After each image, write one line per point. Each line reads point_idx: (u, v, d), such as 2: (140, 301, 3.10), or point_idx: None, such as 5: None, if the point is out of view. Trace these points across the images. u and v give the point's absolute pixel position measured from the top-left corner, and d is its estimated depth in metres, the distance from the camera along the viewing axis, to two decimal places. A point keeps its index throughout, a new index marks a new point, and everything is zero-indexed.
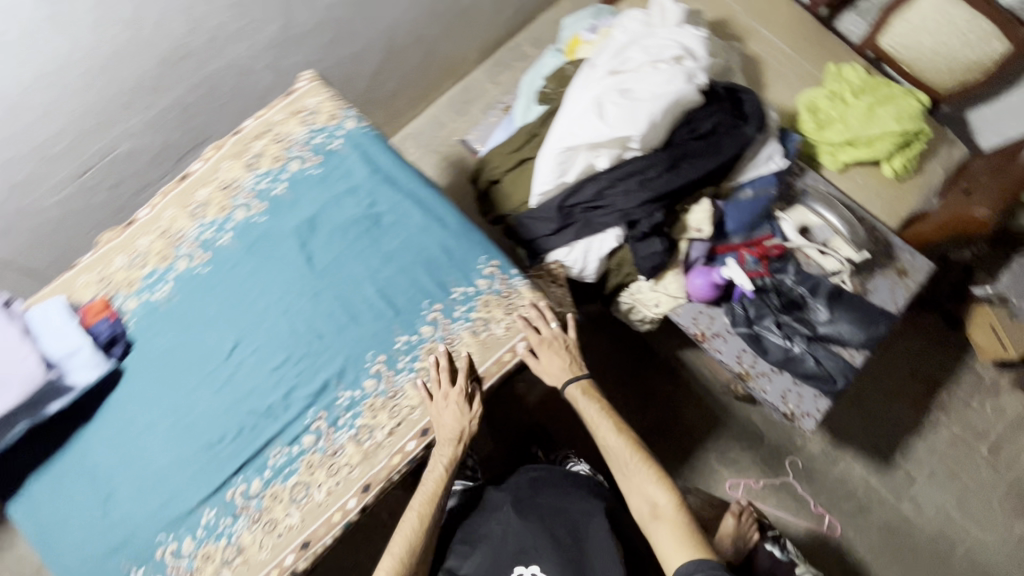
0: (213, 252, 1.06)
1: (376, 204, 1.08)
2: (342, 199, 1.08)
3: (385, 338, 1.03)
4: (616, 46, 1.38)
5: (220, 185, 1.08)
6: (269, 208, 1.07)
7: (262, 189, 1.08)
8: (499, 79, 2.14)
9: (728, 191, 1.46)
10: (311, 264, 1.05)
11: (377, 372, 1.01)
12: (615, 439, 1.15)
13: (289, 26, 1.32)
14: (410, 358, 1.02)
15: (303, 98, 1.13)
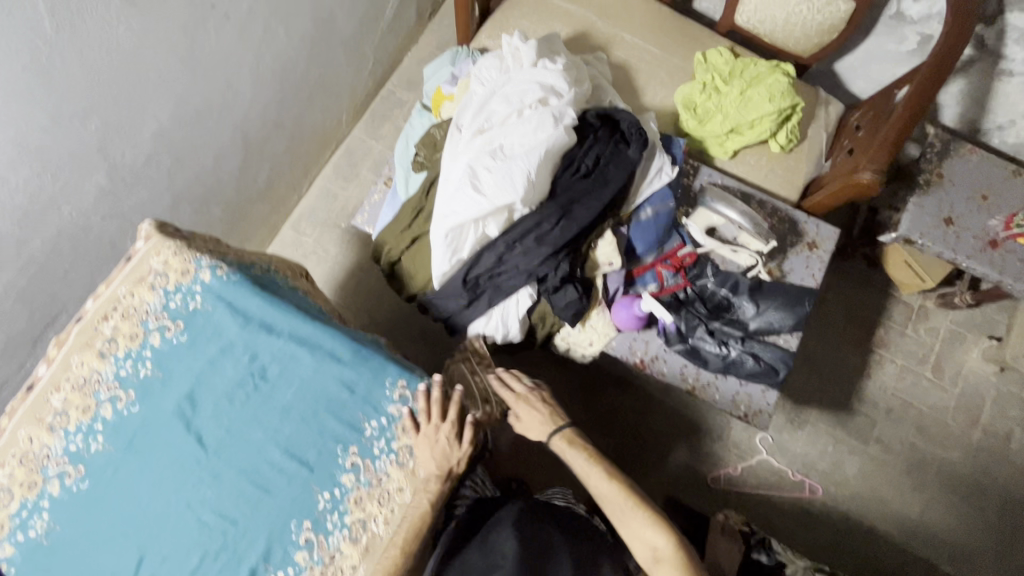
0: (87, 463, 0.93)
1: (257, 357, 0.98)
2: (219, 362, 0.97)
3: (305, 501, 0.93)
4: (477, 101, 1.30)
5: (74, 385, 0.95)
6: (139, 395, 0.96)
7: (126, 376, 0.96)
8: (380, 134, 2.04)
9: (628, 215, 1.44)
10: (203, 444, 0.94)
11: (306, 541, 0.92)
12: (606, 487, 1.16)
13: (116, 170, 1.17)
14: (338, 515, 0.94)
15: (143, 260, 1.00)
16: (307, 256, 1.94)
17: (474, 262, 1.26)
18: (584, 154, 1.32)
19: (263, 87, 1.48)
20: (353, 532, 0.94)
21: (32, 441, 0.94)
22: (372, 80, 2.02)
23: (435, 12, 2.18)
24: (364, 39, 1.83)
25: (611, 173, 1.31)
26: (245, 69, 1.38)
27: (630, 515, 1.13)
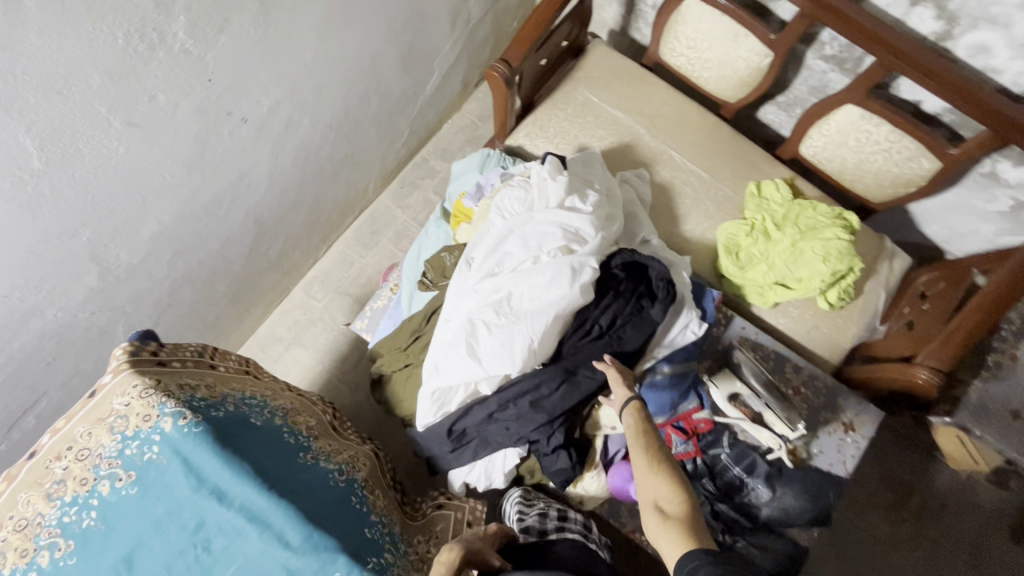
0: None
1: (203, 526, 0.91)
2: (163, 526, 0.91)
3: None
4: (492, 237, 1.21)
5: (16, 525, 0.91)
6: (78, 547, 0.90)
7: (67, 524, 0.91)
8: (407, 205, 1.96)
9: (643, 371, 1.30)
10: None
11: None
12: (641, 453, 0.99)
13: (108, 271, 1.13)
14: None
15: (109, 399, 0.96)
16: (312, 322, 1.85)
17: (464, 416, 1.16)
18: (600, 312, 1.20)
19: (283, 174, 1.42)
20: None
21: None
22: (405, 149, 1.94)
23: (483, 80, 2.08)
24: (401, 114, 1.76)
25: (627, 336, 1.19)
26: (263, 162, 1.32)
27: (645, 468, 0.97)
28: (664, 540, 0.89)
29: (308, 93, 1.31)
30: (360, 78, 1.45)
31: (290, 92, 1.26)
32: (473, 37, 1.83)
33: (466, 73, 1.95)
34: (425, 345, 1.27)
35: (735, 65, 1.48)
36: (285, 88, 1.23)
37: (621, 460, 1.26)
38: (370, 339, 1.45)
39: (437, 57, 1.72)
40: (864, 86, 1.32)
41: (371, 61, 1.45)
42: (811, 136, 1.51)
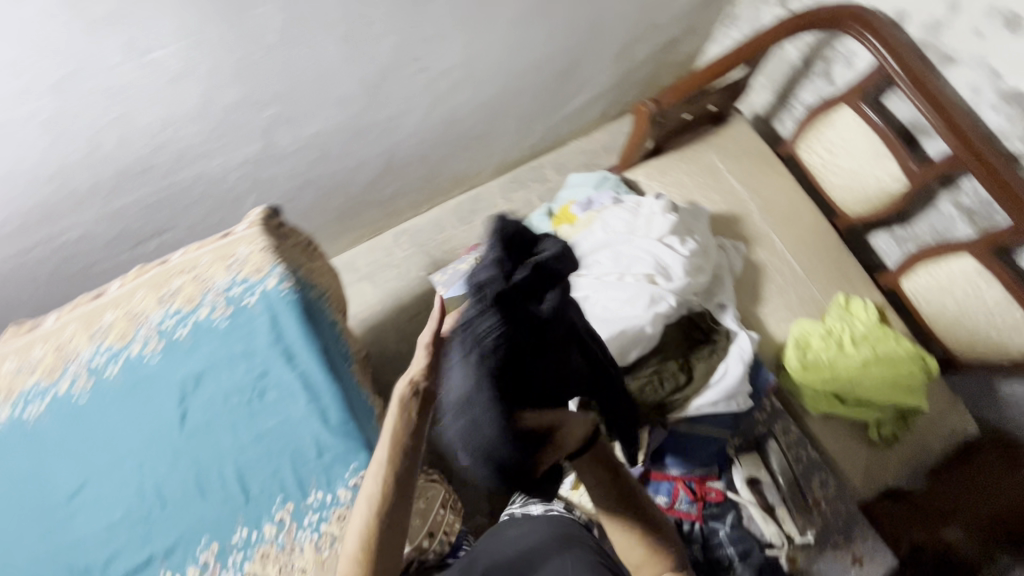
0: (96, 381, 1.03)
1: (266, 375, 1.03)
2: (236, 363, 1.04)
3: (225, 526, 0.96)
4: (589, 244, 1.31)
5: (128, 313, 1.07)
6: (165, 350, 1.05)
7: (166, 329, 1.06)
8: (512, 198, 2.11)
9: (676, 419, 1.30)
10: (182, 422, 1.01)
11: (204, 562, 0.95)
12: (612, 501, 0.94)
13: (269, 147, 1.31)
14: (241, 557, 0.95)
15: (236, 244, 1.11)
16: (388, 266, 1.98)
17: None
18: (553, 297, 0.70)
19: (428, 128, 1.59)
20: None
21: (72, 339, 1.06)
22: (528, 149, 2.09)
23: (618, 118, 2.22)
24: (540, 118, 1.90)
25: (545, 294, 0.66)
26: (419, 111, 1.49)
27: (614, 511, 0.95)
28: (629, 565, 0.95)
29: (479, 68, 1.47)
30: (523, 73, 1.61)
31: (467, 61, 1.42)
32: (628, 77, 1.96)
33: (607, 105, 2.09)
34: None
35: (866, 181, 1.52)
36: (464, 57, 1.40)
37: None
38: (442, 294, 1.56)
39: (591, 82, 1.87)
40: (987, 244, 1.32)
41: (539, 63, 1.60)
42: (918, 272, 1.53)
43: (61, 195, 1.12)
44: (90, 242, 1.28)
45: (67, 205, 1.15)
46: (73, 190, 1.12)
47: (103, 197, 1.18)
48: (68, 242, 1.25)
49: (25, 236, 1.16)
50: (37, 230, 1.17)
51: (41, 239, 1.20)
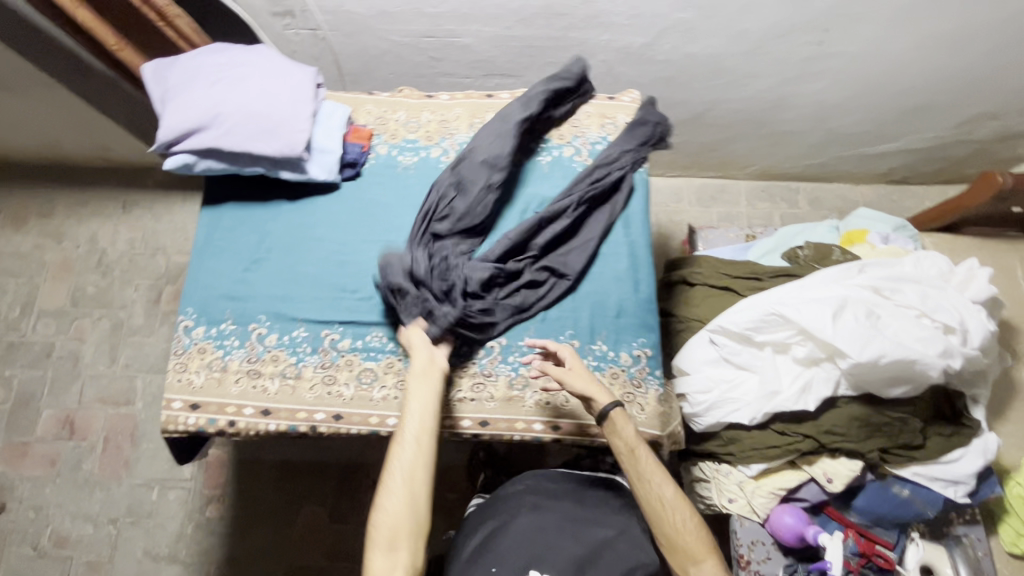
0: None
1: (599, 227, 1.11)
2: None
3: (516, 328, 1.06)
4: (897, 271, 1.28)
5: None
6: (526, 165, 1.15)
7: (532, 148, 1.16)
8: (756, 207, 2.11)
9: (885, 472, 1.28)
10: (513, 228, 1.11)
11: (489, 347, 1.05)
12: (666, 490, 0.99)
13: (648, 46, 1.38)
14: (519, 360, 1.04)
15: (617, 109, 1.19)
16: None
17: (744, 358, 1.28)
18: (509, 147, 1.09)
19: (759, 101, 1.60)
20: (516, 379, 1.03)
21: (455, 120, 1.18)
22: (798, 169, 2.03)
23: (893, 184, 2.11)
24: (840, 144, 1.85)
25: (513, 233, 1.06)
26: (771, 81, 1.51)
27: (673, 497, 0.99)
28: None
29: (854, 67, 1.45)
30: (878, 96, 1.57)
31: (854, 56, 1.41)
32: (945, 149, 1.87)
33: (898, 166, 1.99)
34: (760, 290, 1.37)
35: None
36: (855, 51, 1.40)
37: (800, 506, 1.30)
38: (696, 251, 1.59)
39: (913, 137, 1.79)
40: None
41: (899, 94, 1.56)
42: None
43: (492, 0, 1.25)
44: (464, 54, 1.42)
45: (485, 12, 1.28)
46: (505, 3, 1.27)
47: (511, 20, 1.31)
48: (453, 45, 1.39)
49: (438, 22, 1.31)
50: (449, 23, 1.31)
51: (442, 32, 1.35)
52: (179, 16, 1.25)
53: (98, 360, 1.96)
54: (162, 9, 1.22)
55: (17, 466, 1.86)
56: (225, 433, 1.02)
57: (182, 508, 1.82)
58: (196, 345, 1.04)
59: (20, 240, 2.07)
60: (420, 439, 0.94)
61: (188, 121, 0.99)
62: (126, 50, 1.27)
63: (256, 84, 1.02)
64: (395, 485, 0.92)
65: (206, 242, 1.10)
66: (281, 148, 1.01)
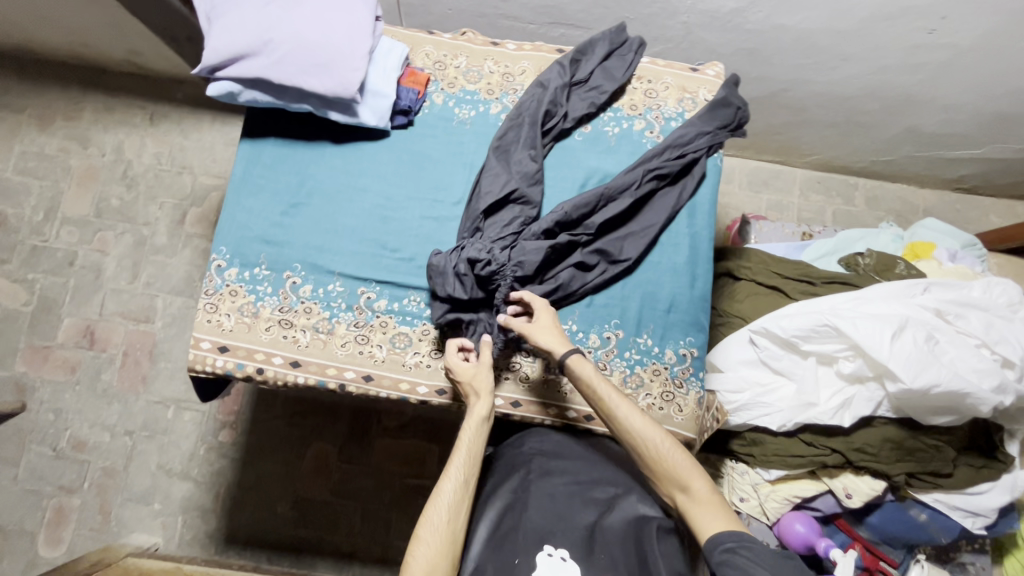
0: None
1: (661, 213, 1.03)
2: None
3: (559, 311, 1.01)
4: (963, 294, 1.20)
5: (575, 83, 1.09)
6: (591, 136, 1.06)
7: (600, 118, 1.07)
8: (810, 200, 1.96)
9: (906, 494, 1.25)
10: None
11: None
12: (649, 429, 0.90)
13: (737, 12, 1.25)
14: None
15: (699, 83, 1.09)
16: None
17: (784, 365, 1.23)
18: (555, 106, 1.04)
19: (842, 88, 1.46)
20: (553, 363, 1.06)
21: (521, 75, 1.08)
22: (863, 164, 1.88)
23: (961, 191, 1.96)
24: (916, 145, 1.70)
25: (569, 206, 0.98)
26: (862, 67, 1.37)
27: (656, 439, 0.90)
28: (702, 514, 0.86)
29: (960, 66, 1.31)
30: (977, 98, 1.42)
31: (963, 53, 1.27)
32: None
33: (971, 174, 1.84)
34: (811, 295, 1.30)
35: None
36: (967, 45, 1.25)
37: (812, 515, 1.28)
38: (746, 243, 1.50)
39: (999, 146, 1.64)
40: None
41: (1000, 99, 1.41)
42: None
43: None
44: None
45: None
46: None
47: None
48: None
49: None
50: None
51: None
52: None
53: (120, 274, 1.94)
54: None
55: (38, 369, 1.89)
56: (252, 380, 1.00)
57: (196, 429, 1.85)
58: (228, 286, 1.00)
59: (46, 141, 2.01)
60: (466, 480, 0.92)
61: (238, 44, 0.90)
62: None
63: (312, 11, 0.93)
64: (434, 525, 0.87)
65: (244, 178, 1.04)
66: (335, 87, 0.93)
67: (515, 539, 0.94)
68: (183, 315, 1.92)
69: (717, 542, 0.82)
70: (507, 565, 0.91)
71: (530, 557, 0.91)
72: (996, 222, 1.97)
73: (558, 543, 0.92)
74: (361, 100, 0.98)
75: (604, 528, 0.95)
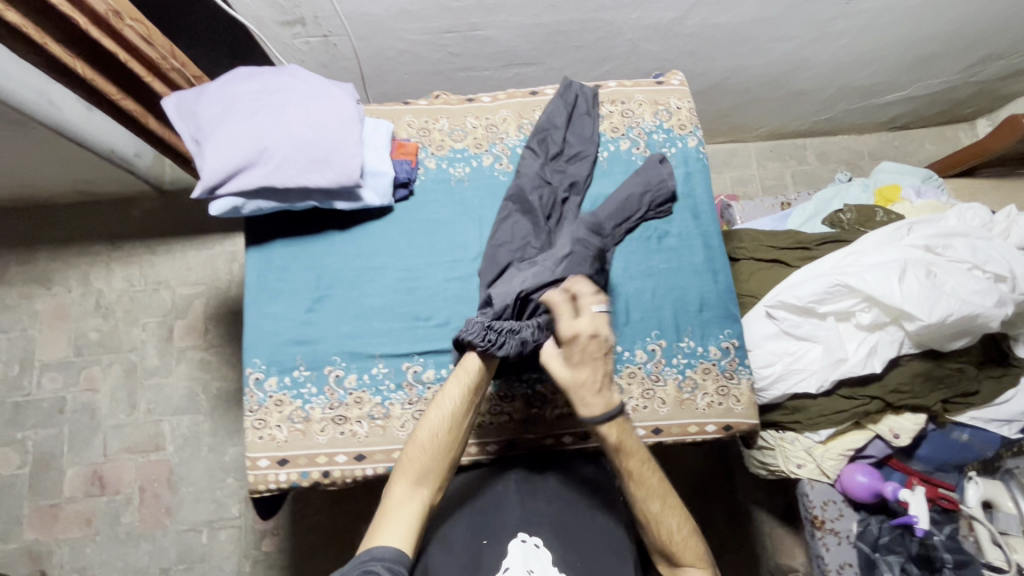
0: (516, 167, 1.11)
1: (669, 221, 1.10)
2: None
3: (602, 336, 1.04)
4: (944, 226, 1.30)
5: None
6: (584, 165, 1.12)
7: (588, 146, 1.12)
8: (767, 168, 2.06)
9: (944, 420, 1.32)
10: None
11: None
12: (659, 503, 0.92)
13: (676, 21, 1.33)
14: (611, 368, 1.03)
15: (670, 94, 1.16)
16: None
17: (807, 329, 1.28)
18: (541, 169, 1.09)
19: (780, 65, 1.56)
20: (611, 388, 1.02)
21: (503, 123, 1.13)
22: (806, 126, 1.98)
23: (896, 130, 2.08)
24: (850, 99, 1.80)
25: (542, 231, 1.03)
26: (792, 44, 1.47)
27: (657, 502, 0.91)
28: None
29: (879, 24, 1.43)
30: (899, 48, 1.54)
31: (879, 14, 1.39)
32: (953, 91, 1.84)
33: (902, 113, 1.96)
34: (809, 259, 1.38)
35: None
36: (882, 5, 1.37)
37: (868, 463, 1.33)
38: (734, 225, 1.57)
39: (920, 84, 1.76)
40: None
41: (919, 45, 1.53)
42: None
43: None
44: (485, 47, 1.35)
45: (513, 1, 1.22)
46: None
47: (539, 8, 1.25)
48: (475, 38, 1.31)
49: (462, 15, 1.24)
50: (473, 15, 1.24)
51: (464, 25, 1.27)
52: (176, 69, 1.17)
53: (117, 409, 1.84)
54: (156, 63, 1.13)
55: (50, 531, 1.76)
56: (319, 484, 0.98)
57: (236, 546, 1.76)
58: (271, 397, 0.99)
59: (4, 293, 1.90)
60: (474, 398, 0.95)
61: (233, 160, 0.90)
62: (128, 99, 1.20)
63: (298, 111, 0.94)
64: (428, 436, 0.91)
65: (260, 285, 1.03)
66: (337, 178, 0.95)
67: (495, 521, 0.98)
68: (193, 434, 1.83)
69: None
70: (478, 544, 0.95)
71: (506, 543, 0.94)
72: (931, 149, 2.09)
73: (536, 533, 0.96)
74: (362, 184, 1.00)
75: (586, 534, 0.97)
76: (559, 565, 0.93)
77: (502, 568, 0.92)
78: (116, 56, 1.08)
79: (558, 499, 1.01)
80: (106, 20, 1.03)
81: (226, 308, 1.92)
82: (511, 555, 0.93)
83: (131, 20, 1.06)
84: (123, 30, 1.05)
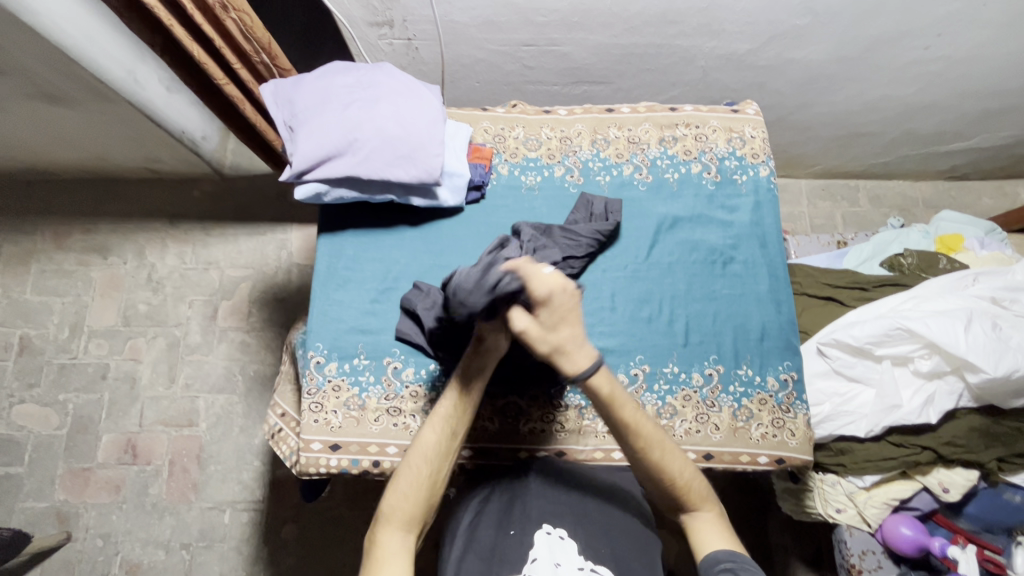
0: (587, 180, 1.17)
1: (736, 248, 1.15)
2: (713, 225, 1.16)
3: (662, 355, 1.08)
4: (1010, 279, 1.28)
5: (630, 136, 1.19)
6: (653, 183, 1.17)
7: (660, 166, 1.18)
8: (820, 206, 2.00)
9: (997, 479, 1.27)
10: (649, 250, 1.14)
11: (634, 375, 1.07)
12: (678, 461, 0.90)
13: (752, 52, 1.35)
14: (666, 388, 1.07)
15: (744, 123, 1.20)
16: None
17: (858, 369, 1.26)
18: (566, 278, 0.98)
19: (848, 105, 1.55)
20: (664, 408, 1.06)
21: (577, 136, 1.19)
22: (862, 167, 1.93)
23: (953, 179, 2.01)
24: (912, 145, 1.77)
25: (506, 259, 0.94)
26: (864, 84, 1.47)
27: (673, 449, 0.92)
28: (706, 533, 0.89)
29: (953, 73, 1.42)
30: (972, 97, 1.52)
31: (955, 63, 1.39)
32: (1017, 145, 1.80)
33: (963, 163, 1.90)
34: (866, 300, 1.37)
35: None
36: (964, 53, 1.36)
37: (912, 516, 1.28)
38: (787, 258, 1.57)
39: (989, 135, 1.72)
40: None
41: (992, 95, 1.52)
42: None
43: (604, 8, 1.22)
44: (559, 62, 1.38)
45: (595, 21, 1.26)
46: (619, 11, 1.23)
47: (619, 29, 1.28)
48: (551, 53, 1.35)
49: (543, 30, 1.27)
50: (554, 30, 1.28)
51: (543, 40, 1.31)
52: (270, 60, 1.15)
53: (157, 381, 1.84)
54: (247, 54, 1.12)
55: (79, 493, 1.76)
56: (367, 473, 1.04)
57: (256, 530, 1.72)
58: (329, 382, 1.04)
59: (62, 257, 1.93)
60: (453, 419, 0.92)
61: (326, 147, 1.00)
62: (230, 87, 1.18)
63: (389, 109, 1.03)
64: (422, 454, 0.90)
65: (330, 272, 1.10)
66: (420, 176, 1.03)
67: (514, 514, 0.91)
68: (227, 413, 1.81)
69: (713, 562, 0.84)
70: (504, 536, 0.88)
71: (532, 534, 0.87)
72: (989, 203, 2.03)
73: (560, 525, 0.89)
74: (439, 184, 1.07)
75: (608, 532, 0.90)
76: (586, 553, 0.84)
77: (529, 560, 0.83)
78: (216, 45, 1.08)
79: (578, 494, 0.94)
80: (212, 10, 1.02)
81: (272, 291, 1.91)
82: (538, 546, 0.85)
83: (236, 13, 1.03)
84: (226, 21, 1.04)
